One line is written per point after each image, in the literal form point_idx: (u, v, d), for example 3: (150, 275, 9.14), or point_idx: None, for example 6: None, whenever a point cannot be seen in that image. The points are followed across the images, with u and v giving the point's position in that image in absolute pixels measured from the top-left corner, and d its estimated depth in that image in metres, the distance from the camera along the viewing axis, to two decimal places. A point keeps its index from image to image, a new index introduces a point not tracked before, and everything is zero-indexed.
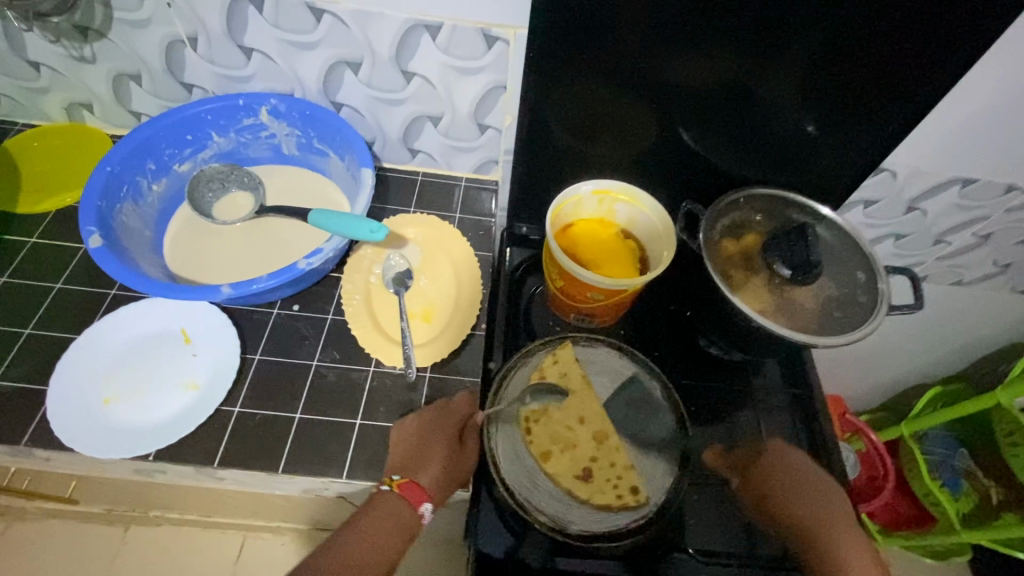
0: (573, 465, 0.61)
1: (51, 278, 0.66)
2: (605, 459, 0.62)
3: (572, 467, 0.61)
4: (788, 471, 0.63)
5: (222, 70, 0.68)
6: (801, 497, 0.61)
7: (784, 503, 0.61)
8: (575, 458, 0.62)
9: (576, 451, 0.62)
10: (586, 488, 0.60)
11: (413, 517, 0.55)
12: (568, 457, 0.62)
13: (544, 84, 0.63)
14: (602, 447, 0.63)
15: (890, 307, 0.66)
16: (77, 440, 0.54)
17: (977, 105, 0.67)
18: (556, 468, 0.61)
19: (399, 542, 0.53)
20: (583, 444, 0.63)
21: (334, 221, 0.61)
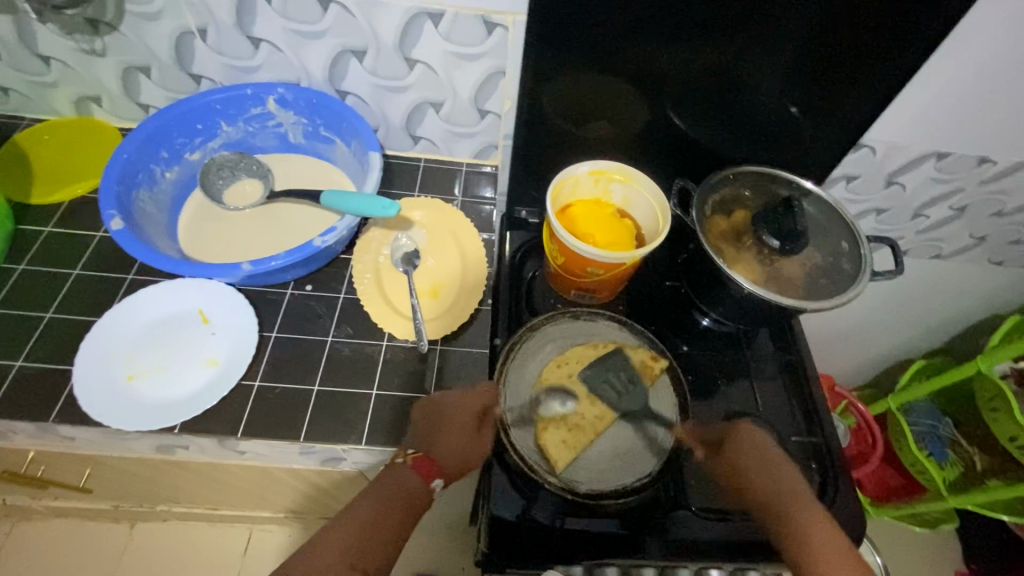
0: (562, 420, 0.63)
1: (69, 264, 0.68)
2: (602, 417, 0.64)
3: (560, 424, 0.63)
4: (761, 450, 0.65)
5: (230, 62, 0.70)
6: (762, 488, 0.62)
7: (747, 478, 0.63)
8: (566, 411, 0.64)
9: (570, 410, 0.64)
10: (565, 450, 0.62)
11: (422, 490, 0.60)
12: (562, 413, 0.64)
13: (541, 70, 0.66)
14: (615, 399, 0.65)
15: (873, 273, 0.70)
16: (105, 414, 0.56)
17: (947, 81, 0.71)
18: (546, 419, 0.63)
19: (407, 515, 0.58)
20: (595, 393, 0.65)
21: (348, 200, 0.64)
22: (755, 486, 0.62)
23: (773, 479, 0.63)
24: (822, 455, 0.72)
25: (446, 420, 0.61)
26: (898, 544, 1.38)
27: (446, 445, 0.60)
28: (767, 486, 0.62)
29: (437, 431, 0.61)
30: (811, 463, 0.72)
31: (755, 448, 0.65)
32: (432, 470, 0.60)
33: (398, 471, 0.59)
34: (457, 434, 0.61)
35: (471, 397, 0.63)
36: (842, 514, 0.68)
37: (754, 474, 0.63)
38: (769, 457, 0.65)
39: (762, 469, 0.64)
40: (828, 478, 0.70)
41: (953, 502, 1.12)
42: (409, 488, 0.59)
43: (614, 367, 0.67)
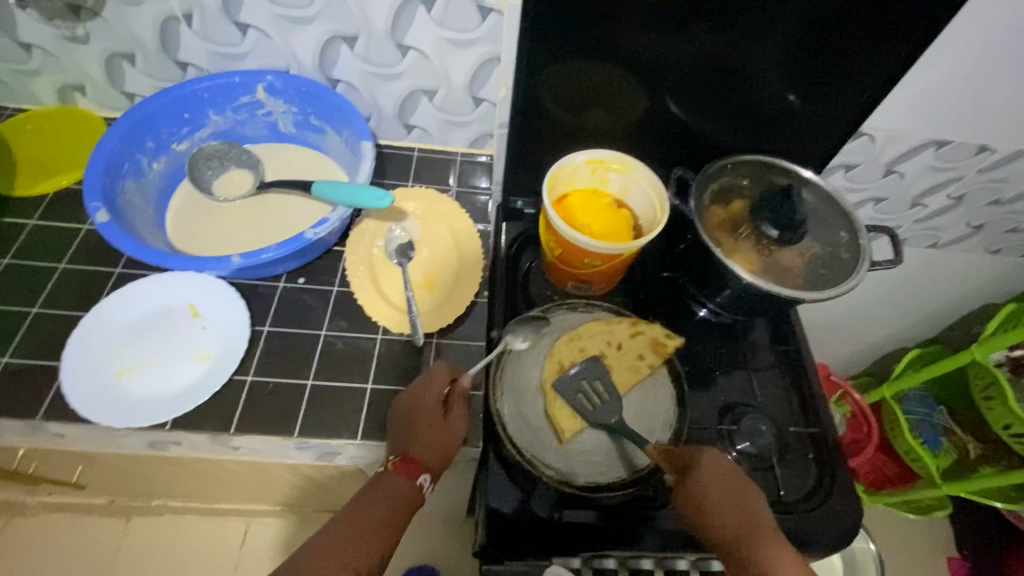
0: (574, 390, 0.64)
1: (55, 258, 0.66)
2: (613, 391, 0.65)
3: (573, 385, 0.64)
4: (724, 483, 0.57)
5: (217, 48, 0.68)
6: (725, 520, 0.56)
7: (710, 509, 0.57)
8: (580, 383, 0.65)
9: (584, 380, 0.65)
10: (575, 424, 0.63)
11: (412, 491, 0.57)
12: (575, 380, 0.65)
13: (537, 58, 0.65)
14: (624, 375, 0.67)
15: (871, 263, 0.69)
16: (94, 411, 0.55)
17: (949, 68, 0.70)
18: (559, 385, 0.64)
19: (402, 513, 0.56)
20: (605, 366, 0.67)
21: (339, 190, 0.62)
22: (717, 524, 0.56)
23: (734, 514, 0.56)
24: (820, 445, 0.72)
25: (419, 416, 0.58)
26: (892, 531, 1.40)
27: (416, 437, 0.57)
28: (731, 522, 0.56)
29: (413, 429, 0.58)
30: (808, 453, 0.72)
31: (721, 476, 0.58)
32: (417, 468, 0.57)
33: (382, 479, 0.57)
34: (432, 428, 0.58)
35: (432, 380, 0.60)
36: (840, 504, 0.67)
37: (719, 504, 0.57)
38: (731, 487, 0.58)
39: (726, 498, 0.57)
40: (825, 468, 0.70)
41: (948, 489, 1.11)
42: (397, 492, 0.56)
43: (624, 344, 0.68)
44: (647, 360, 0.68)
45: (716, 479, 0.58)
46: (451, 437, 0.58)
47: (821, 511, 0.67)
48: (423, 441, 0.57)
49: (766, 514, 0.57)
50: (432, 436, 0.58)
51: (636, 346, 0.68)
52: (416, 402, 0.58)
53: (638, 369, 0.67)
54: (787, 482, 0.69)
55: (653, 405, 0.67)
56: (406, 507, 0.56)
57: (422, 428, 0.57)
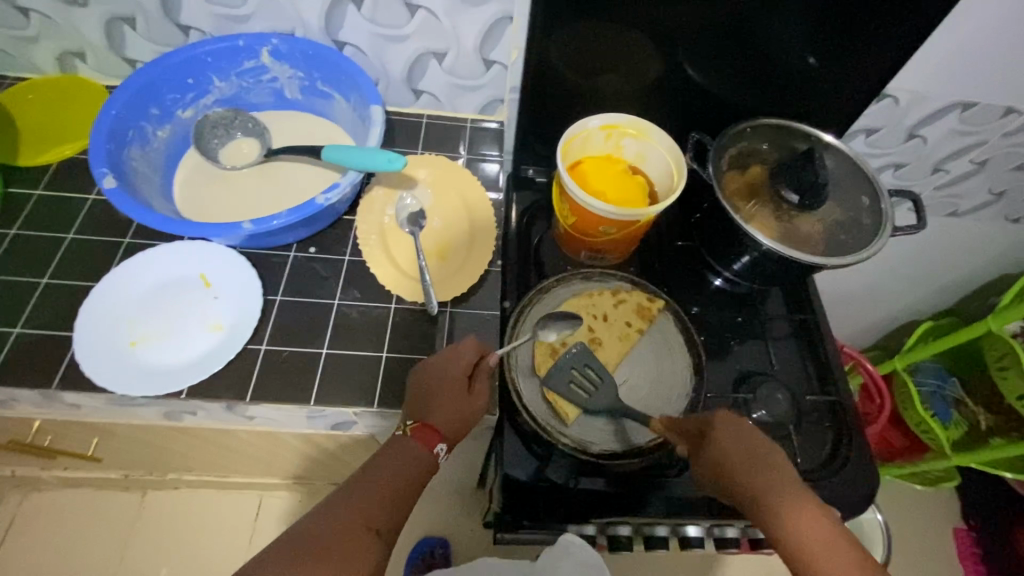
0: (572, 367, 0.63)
1: (63, 228, 0.65)
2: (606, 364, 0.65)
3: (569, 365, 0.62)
4: (745, 446, 0.56)
5: (220, 10, 0.66)
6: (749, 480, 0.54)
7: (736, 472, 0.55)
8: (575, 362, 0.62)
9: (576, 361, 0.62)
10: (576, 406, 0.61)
11: (428, 458, 0.56)
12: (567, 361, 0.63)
13: (552, 17, 0.62)
14: (616, 345, 0.66)
15: (894, 228, 0.68)
16: (110, 380, 0.55)
17: (980, 24, 0.67)
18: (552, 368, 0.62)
19: (417, 481, 0.56)
20: (596, 340, 0.66)
21: (350, 154, 0.61)
22: (749, 487, 0.54)
23: (761, 475, 0.54)
24: (837, 413, 0.71)
25: (442, 383, 0.58)
26: (901, 503, 1.40)
27: (439, 407, 0.57)
28: (763, 483, 0.54)
29: (433, 395, 0.57)
30: (824, 421, 0.71)
31: (745, 440, 0.57)
32: (435, 437, 0.56)
33: (398, 445, 0.56)
34: (454, 395, 0.58)
35: (459, 352, 0.59)
36: (858, 472, 0.67)
37: (743, 469, 0.55)
38: (755, 449, 0.56)
39: (749, 461, 0.55)
40: (842, 436, 0.70)
41: (958, 459, 1.12)
42: (413, 459, 0.56)
43: (609, 315, 0.67)
44: (635, 325, 0.67)
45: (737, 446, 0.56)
46: (472, 406, 0.58)
47: (839, 477, 0.66)
48: (444, 407, 0.57)
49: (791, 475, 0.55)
50: (453, 403, 0.58)
51: (622, 314, 0.68)
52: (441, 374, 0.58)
53: (630, 336, 0.66)
54: (803, 451, 0.69)
55: (668, 371, 0.66)
56: (421, 475, 0.56)
57: (443, 394, 0.58)
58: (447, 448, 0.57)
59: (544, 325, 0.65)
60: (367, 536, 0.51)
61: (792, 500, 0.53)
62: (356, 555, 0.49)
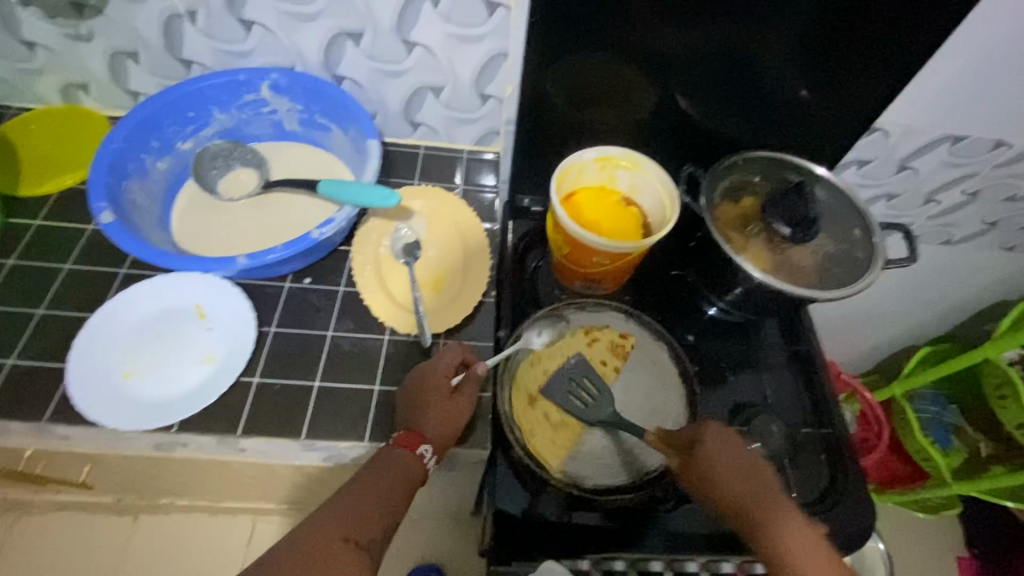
0: (546, 421, 0.63)
1: (60, 259, 0.66)
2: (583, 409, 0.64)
3: (545, 425, 0.63)
4: (729, 456, 0.57)
5: (222, 45, 0.67)
6: (736, 489, 0.56)
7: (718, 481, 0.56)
8: (551, 412, 0.64)
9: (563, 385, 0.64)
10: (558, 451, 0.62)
11: (414, 463, 0.56)
12: (544, 413, 0.64)
13: (545, 53, 0.64)
14: (592, 387, 0.66)
15: (886, 262, 0.68)
16: (100, 413, 0.55)
17: (967, 61, 0.68)
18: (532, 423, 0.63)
19: (402, 486, 0.55)
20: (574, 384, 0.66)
21: (346, 190, 0.61)
22: (729, 495, 0.56)
23: (743, 483, 0.56)
24: (832, 446, 0.71)
25: (430, 390, 0.58)
26: (901, 530, 1.38)
27: (421, 408, 0.57)
28: (740, 492, 0.56)
29: (422, 403, 0.58)
30: (820, 454, 0.71)
31: (725, 450, 0.58)
32: (417, 438, 0.56)
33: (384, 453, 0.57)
34: (436, 398, 0.58)
35: (441, 359, 0.61)
36: (854, 505, 0.67)
37: (727, 480, 0.56)
38: (739, 459, 0.58)
39: (731, 472, 0.57)
40: (837, 470, 0.69)
41: (958, 488, 1.10)
42: (398, 464, 0.55)
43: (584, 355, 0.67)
44: (610, 364, 0.68)
45: (720, 458, 0.57)
46: (456, 410, 0.59)
47: (833, 513, 0.66)
48: (434, 415, 0.58)
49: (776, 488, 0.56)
50: (441, 411, 0.58)
51: (596, 353, 0.68)
52: (420, 379, 0.59)
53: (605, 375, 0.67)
54: (799, 484, 0.68)
55: (661, 405, 0.66)
56: (406, 479, 0.55)
57: (431, 402, 0.58)
58: (433, 451, 0.57)
59: (536, 333, 0.67)
60: (343, 547, 0.50)
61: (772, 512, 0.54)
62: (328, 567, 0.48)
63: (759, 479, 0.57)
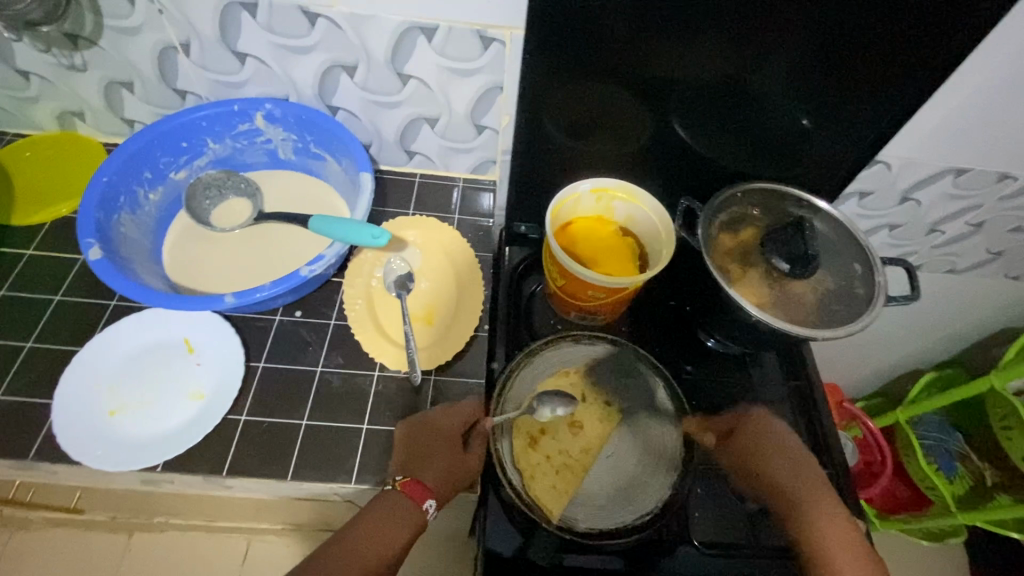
0: (548, 464, 0.61)
1: (51, 290, 0.65)
2: (587, 451, 0.63)
3: (545, 468, 0.61)
4: (767, 443, 0.66)
5: (216, 77, 0.67)
6: (775, 470, 0.64)
7: (760, 460, 0.65)
8: (553, 454, 0.62)
9: (560, 431, 0.63)
10: (560, 496, 0.60)
11: (417, 514, 0.55)
12: (546, 456, 0.62)
13: (541, 88, 0.63)
14: (595, 426, 0.64)
15: (887, 298, 0.67)
16: (85, 453, 0.54)
17: (969, 96, 0.67)
18: (531, 465, 0.61)
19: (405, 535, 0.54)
20: (576, 425, 0.64)
21: (336, 226, 0.60)
22: (767, 473, 0.64)
23: (782, 469, 0.64)
24: (832, 484, 0.69)
25: (434, 438, 0.59)
26: (906, 558, 1.35)
27: (432, 461, 0.57)
28: (777, 473, 0.64)
29: (429, 455, 0.58)
30: None
31: (769, 437, 0.67)
32: (424, 490, 0.56)
33: (387, 498, 0.56)
34: (446, 454, 0.58)
35: (455, 411, 0.62)
36: None
37: (771, 463, 0.65)
38: (778, 447, 0.66)
39: (775, 456, 0.65)
40: None
41: (963, 517, 1.07)
42: (400, 511, 0.55)
43: (585, 396, 0.66)
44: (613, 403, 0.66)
45: (759, 443, 0.66)
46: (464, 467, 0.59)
47: None
48: (441, 468, 0.58)
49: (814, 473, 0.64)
50: (448, 466, 0.58)
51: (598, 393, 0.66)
52: (432, 434, 0.59)
53: (608, 415, 0.65)
54: None
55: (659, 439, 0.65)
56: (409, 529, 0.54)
57: (440, 455, 0.58)
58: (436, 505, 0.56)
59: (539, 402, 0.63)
60: None
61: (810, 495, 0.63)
62: None
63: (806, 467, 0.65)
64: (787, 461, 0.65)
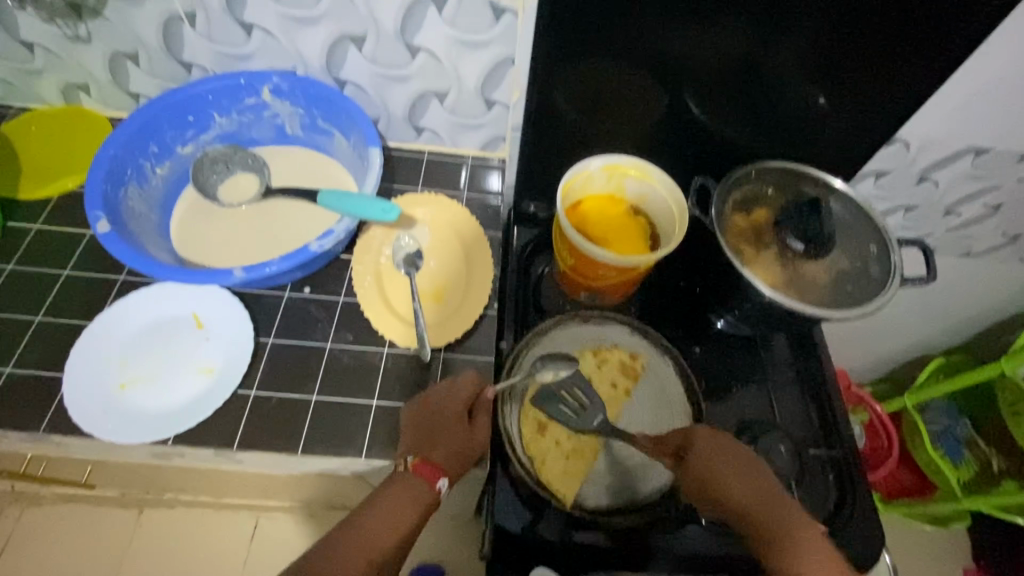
0: (558, 450, 0.62)
1: (60, 264, 0.65)
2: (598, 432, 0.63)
3: (555, 454, 0.62)
4: (724, 454, 0.56)
5: (222, 48, 0.66)
6: (737, 490, 0.54)
7: (716, 482, 0.54)
8: (562, 438, 0.62)
9: (567, 414, 0.63)
10: (569, 480, 0.60)
11: (430, 493, 0.54)
12: (554, 441, 0.62)
13: (553, 61, 0.62)
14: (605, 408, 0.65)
15: (903, 279, 0.66)
16: (96, 425, 0.55)
17: (994, 72, 0.65)
18: (541, 450, 0.61)
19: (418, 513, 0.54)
20: None
21: (344, 201, 0.60)
22: (727, 496, 0.54)
23: (735, 487, 0.54)
24: (841, 466, 0.69)
25: (440, 418, 0.57)
26: (910, 542, 1.36)
27: (442, 441, 0.56)
28: (737, 492, 0.54)
29: (436, 434, 0.57)
30: (827, 475, 0.69)
31: (715, 449, 0.56)
32: (435, 471, 0.55)
33: (398, 480, 0.55)
34: (455, 434, 0.57)
35: (457, 386, 0.59)
36: (860, 530, 0.65)
37: (733, 483, 0.54)
38: (728, 460, 0.56)
39: (734, 472, 0.55)
40: (845, 492, 0.67)
41: (968, 503, 1.08)
42: (412, 492, 0.54)
43: (594, 376, 0.66)
44: (622, 386, 0.66)
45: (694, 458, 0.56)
46: (474, 443, 0.58)
47: (840, 535, 0.65)
48: (449, 446, 0.56)
49: (773, 491, 0.54)
50: (457, 444, 0.57)
51: (607, 376, 0.66)
52: (437, 412, 0.58)
53: (617, 397, 0.66)
54: (808, 505, 0.67)
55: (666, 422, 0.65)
56: (422, 508, 0.54)
57: (447, 433, 0.57)
58: (448, 483, 0.56)
59: (542, 363, 0.64)
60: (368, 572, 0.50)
61: (778, 518, 0.53)
62: None
63: (759, 483, 0.55)
64: (745, 476, 0.55)
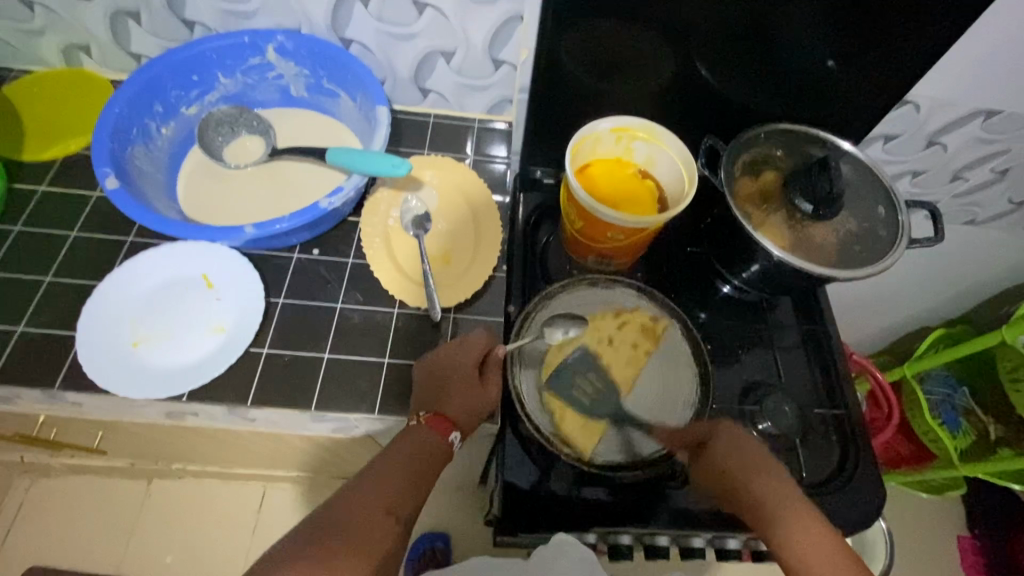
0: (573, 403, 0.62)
1: (67, 226, 0.65)
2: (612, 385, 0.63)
3: (568, 405, 0.61)
4: (739, 452, 0.58)
5: (226, 5, 0.65)
6: (749, 484, 0.56)
7: (726, 475, 0.57)
8: (579, 391, 0.62)
9: (580, 367, 0.64)
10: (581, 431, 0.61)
11: (442, 446, 0.56)
12: (571, 377, 0.63)
13: (561, 18, 0.61)
14: (624, 367, 0.65)
15: (910, 241, 0.66)
16: (110, 381, 0.55)
17: (1008, 31, 0.64)
18: (555, 401, 0.61)
19: (429, 465, 0.55)
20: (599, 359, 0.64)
21: (353, 157, 0.60)
22: (737, 489, 0.56)
23: (748, 480, 0.56)
24: (843, 426, 0.70)
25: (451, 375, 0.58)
26: (906, 510, 1.38)
27: (454, 397, 0.57)
28: (748, 487, 0.56)
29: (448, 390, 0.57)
30: (831, 435, 0.70)
31: (731, 445, 0.59)
32: (447, 424, 0.56)
33: (410, 433, 0.56)
34: (467, 390, 0.58)
35: (468, 343, 0.60)
36: (863, 487, 0.66)
37: (743, 475, 0.57)
38: (745, 455, 0.58)
39: (744, 466, 0.57)
40: (848, 451, 0.68)
41: (965, 469, 1.09)
42: (424, 445, 0.55)
43: (615, 338, 0.66)
44: (643, 347, 0.66)
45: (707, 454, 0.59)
46: (485, 400, 0.58)
47: (843, 492, 0.66)
48: (460, 402, 0.57)
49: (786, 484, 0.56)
50: (468, 400, 0.58)
51: (628, 336, 0.66)
52: (448, 369, 0.58)
53: (637, 358, 0.65)
54: (810, 464, 0.68)
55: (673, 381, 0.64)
56: (434, 460, 0.55)
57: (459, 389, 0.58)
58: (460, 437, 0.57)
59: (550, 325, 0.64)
60: (386, 520, 0.50)
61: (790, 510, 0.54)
62: (366, 533, 0.48)
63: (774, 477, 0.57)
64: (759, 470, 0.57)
